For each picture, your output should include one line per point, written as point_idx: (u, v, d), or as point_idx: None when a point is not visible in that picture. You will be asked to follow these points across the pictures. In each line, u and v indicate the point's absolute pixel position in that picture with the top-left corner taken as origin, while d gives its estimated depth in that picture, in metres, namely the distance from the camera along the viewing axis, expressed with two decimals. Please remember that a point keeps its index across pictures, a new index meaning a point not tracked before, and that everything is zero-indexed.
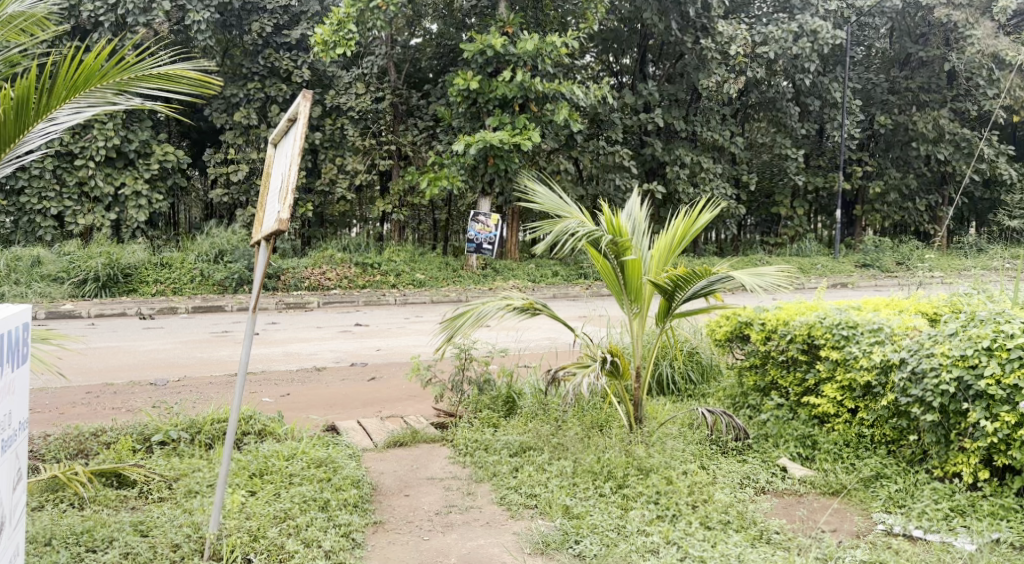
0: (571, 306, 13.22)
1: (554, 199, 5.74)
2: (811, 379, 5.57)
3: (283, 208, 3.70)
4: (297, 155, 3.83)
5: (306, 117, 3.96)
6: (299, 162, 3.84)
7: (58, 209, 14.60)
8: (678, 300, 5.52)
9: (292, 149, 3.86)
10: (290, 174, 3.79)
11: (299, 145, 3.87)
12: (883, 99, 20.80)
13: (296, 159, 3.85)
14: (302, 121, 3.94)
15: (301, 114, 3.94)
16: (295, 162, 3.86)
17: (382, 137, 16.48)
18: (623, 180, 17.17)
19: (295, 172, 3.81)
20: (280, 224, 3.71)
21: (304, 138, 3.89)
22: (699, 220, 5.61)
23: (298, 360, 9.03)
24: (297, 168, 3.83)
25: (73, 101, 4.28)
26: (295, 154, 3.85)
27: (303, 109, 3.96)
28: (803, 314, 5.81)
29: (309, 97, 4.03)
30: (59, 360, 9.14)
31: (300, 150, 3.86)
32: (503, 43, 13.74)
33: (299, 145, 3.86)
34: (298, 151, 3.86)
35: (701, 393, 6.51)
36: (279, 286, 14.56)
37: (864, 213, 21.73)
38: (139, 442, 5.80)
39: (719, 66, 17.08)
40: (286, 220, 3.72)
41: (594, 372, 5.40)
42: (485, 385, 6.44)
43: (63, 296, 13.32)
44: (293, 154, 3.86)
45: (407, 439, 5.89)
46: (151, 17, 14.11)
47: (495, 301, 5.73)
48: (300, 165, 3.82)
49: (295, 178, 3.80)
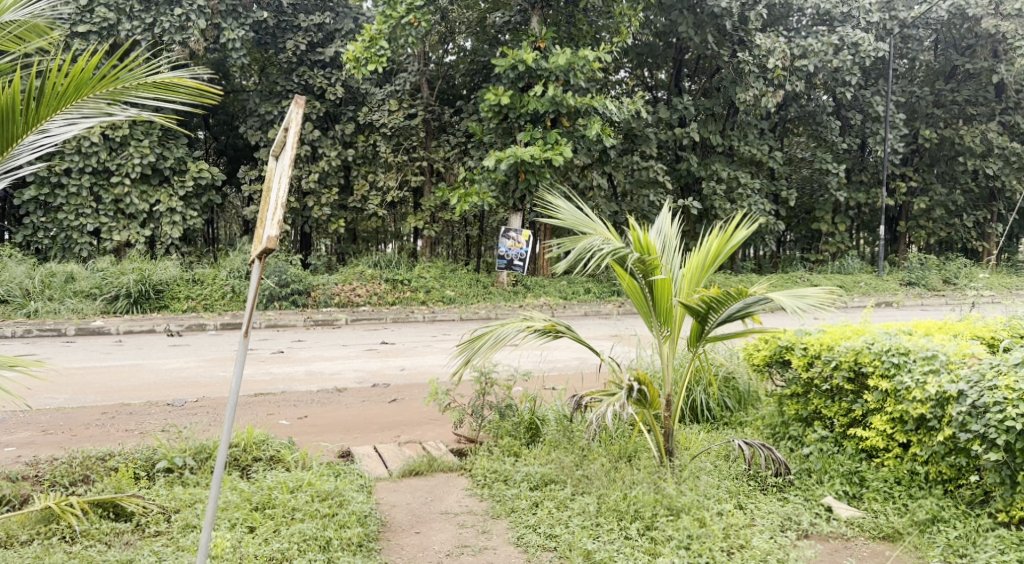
0: (602, 324, 12.83)
1: (578, 214, 5.40)
2: (858, 410, 5.13)
3: (271, 226, 3.66)
4: (286, 169, 3.79)
5: (296, 124, 3.86)
6: (287, 176, 3.80)
7: (94, 225, 14.55)
8: (711, 324, 5.14)
9: (281, 160, 3.81)
10: (278, 190, 3.75)
11: (288, 155, 3.81)
12: (927, 113, 20.11)
13: (282, 173, 3.81)
14: (292, 128, 3.84)
15: (292, 120, 3.84)
16: (284, 175, 3.82)
17: (414, 152, 16.27)
18: (658, 197, 16.81)
19: (282, 187, 3.78)
20: (268, 242, 3.64)
21: (294, 145, 3.84)
22: (735, 236, 5.22)
23: (320, 380, 8.76)
24: (286, 180, 3.80)
25: (65, 112, 4.13)
26: (283, 167, 3.80)
27: (294, 116, 3.85)
28: (850, 338, 5.38)
29: (301, 103, 3.91)
30: (28, 393, 8.26)
31: (289, 160, 3.81)
32: (535, 57, 13.46)
33: (289, 155, 3.81)
34: (287, 163, 3.80)
35: (737, 421, 6.08)
36: (310, 302, 14.40)
37: (908, 229, 21.04)
38: (144, 469, 5.56)
39: (756, 79, 16.59)
40: (273, 238, 3.66)
41: (620, 401, 5.01)
42: (507, 410, 6.08)
43: (95, 313, 13.25)
44: (282, 167, 3.81)
45: (423, 468, 5.56)
46: (188, 35, 14.10)
47: (516, 323, 5.39)
48: (290, 177, 3.78)
49: (284, 193, 3.76)
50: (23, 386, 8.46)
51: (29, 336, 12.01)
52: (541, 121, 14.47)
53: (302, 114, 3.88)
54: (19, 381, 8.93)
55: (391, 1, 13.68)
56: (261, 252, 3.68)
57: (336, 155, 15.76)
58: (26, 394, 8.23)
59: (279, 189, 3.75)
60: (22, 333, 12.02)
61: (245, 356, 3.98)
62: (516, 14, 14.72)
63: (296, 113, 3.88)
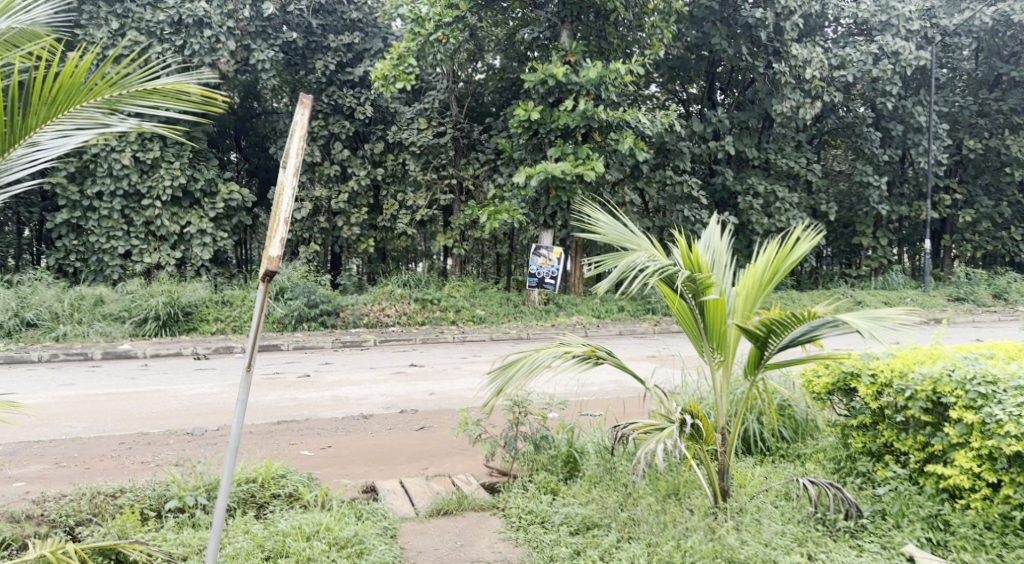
0: (639, 344, 12.30)
1: (619, 228, 4.94)
2: (937, 445, 4.62)
3: (273, 246, 3.48)
4: (291, 174, 3.58)
5: (302, 126, 3.71)
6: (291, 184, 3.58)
7: (124, 248, 14.33)
8: (771, 349, 4.66)
9: (284, 165, 3.61)
10: (281, 202, 3.56)
11: (293, 161, 3.63)
12: (971, 122, 19.37)
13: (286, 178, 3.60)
14: (298, 130, 3.70)
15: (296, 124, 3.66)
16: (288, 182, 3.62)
17: (442, 170, 15.91)
18: (692, 211, 16.26)
19: (286, 198, 3.58)
20: (270, 262, 3.46)
21: (300, 148, 3.67)
22: (797, 249, 4.71)
23: (346, 406, 8.35)
24: (292, 188, 3.58)
25: (56, 122, 3.87)
26: (285, 174, 3.59)
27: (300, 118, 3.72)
28: (925, 363, 4.90)
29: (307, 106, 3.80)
30: (42, 425, 7.86)
31: (293, 167, 3.63)
32: (565, 71, 13.08)
33: (292, 162, 3.62)
34: (290, 169, 3.61)
35: (795, 453, 5.59)
36: (338, 322, 14.09)
37: (953, 243, 20.24)
38: (154, 509, 5.19)
39: (793, 91, 16.07)
40: (276, 259, 3.48)
41: (672, 438, 4.53)
42: (542, 442, 5.61)
43: (123, 336, 12.99)
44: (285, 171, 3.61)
45: (452, 507, 5.11)
46: (218, 57, 13.93)
47: (551, 348, 4.94)
48: (293, 186, 3.57)
49: (288, 208, 3.57)
50: (20, 423, 7.81)
51: (55, 361, 11.79)
52: (571, 135, 14.04)
53: (308, 117, 3.77)
54: (38, 409, 8.63)
55: (419, 18, 13.41)
56: (264, 275, 3.49)
57: (365, 174, 15.48)
58: (45, 424, 7.92)
59: (283, 202, 3.56)
60: (49, 358, 11.81)
61: (250, 386, 3.90)
62: (545, 28, 14.42)
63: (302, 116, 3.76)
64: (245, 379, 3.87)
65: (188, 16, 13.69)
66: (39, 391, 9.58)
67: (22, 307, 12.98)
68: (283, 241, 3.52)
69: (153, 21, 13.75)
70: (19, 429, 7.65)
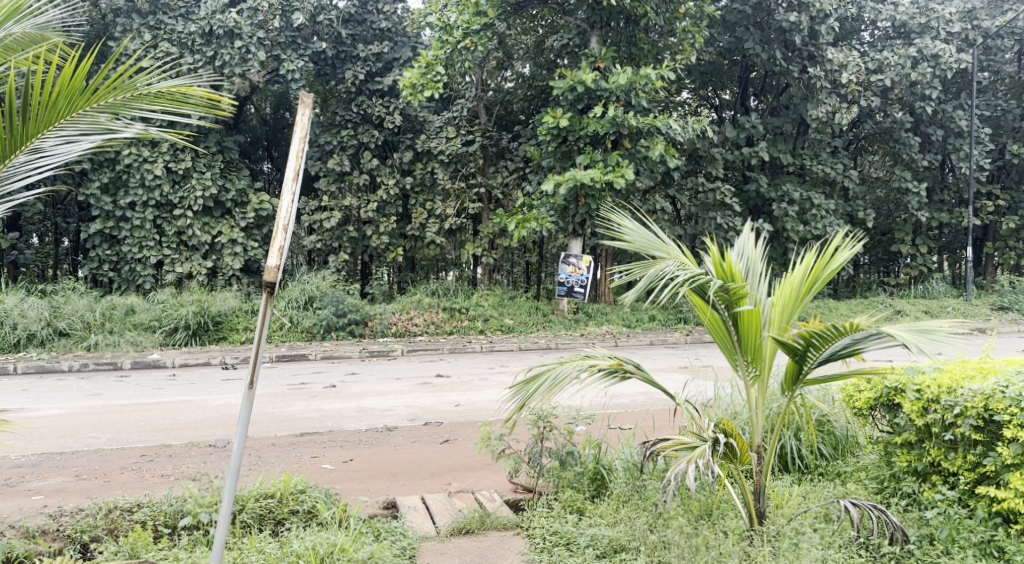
0: (670, 355, 12.01)
1: (646, 236, 4.72)
2: (989, 465, 4.36)
3: (271, 255, 3.55)
4: (290, 181, 3.59)
5: (304, 128, 3.69)
6: (291, 192, 3.59)
7: (156, 257, 14.33)
8: (811, 364, 4.40)
9: (284, 172, 3.62)
10: (282, 210, 3.58)
11: (294, 165, 3.62)
12: (1015, 127, 18.79)
13: (287, 186, 3.61)
14: (300, 132, 3.67)
15: (297, 126, 3.65)
16: (292, 188, 3.63)
17: (471, 179, 15.78)
18: (725, 219, 15.92)
19: (288, 205, 3.59)
20: (268, 274, 3.55)
21: (300, 150, 3.64)
22: (836, 258, 4.46)
23: (370, 418, 8.19)
24: (292, 196, 3.60)
25: (57, 129, 4.00)
26: (285, 181, 3.61)
27: (301, 119, 3.68)
28: (976, 378, 4.64)
29: (308, 105, 3.72)
30: (67, 436, 7.80)
31: (294, 171, 3.62)
32: (595, 78, 12.89)
33: (292, 166, 3.61)
34: (291, 174, 3.62)
35: (835, 471, 5.35)
36: (366, 332, 13.95)
37: (997, 251, 19.61)
38: (168, 525, 5.07)
39: (829, 95, 15.72)
40: (274, 269, 3.56)
41: (704, 458, 4.32)
42: (568, 458, 5.39)
43: (153, 345, 12.97)
44: (286, 178, 3.63)
45: (474, 526, 4.92)
46: (248, 68, 13.94)
47: (576, 361, 4.73)
48: (293, 196, 3.59)
49: (290, 215, 3.58)
50: (44, 435, 7.75)
51: (86, 370, 11.80)
52: (601, 143, 13.81)
53: (309, 116, 3.71)
54: (62, 420, 8.57)
55: (447, 26, 13.23)
56: (264, 287, 3.60)
57: (394, 183, 15.36)
58: (70, 435, 7.87)
59: (283, 209, 3.57)
60: (79, 367, 11.82)
61: (252, 405, 3.86)
62: (575, 35, 14.21)
63: (304, 116, 3.71)
64: (245, 397, 3.84)
65: (218, 28, 13.70)
66: (67, 402, 9.54)
67: (55, 316, 12.99)
68: (282, 252, 3.57)
69: (185, 32, 13.79)
70: (43, 441, 7.59)
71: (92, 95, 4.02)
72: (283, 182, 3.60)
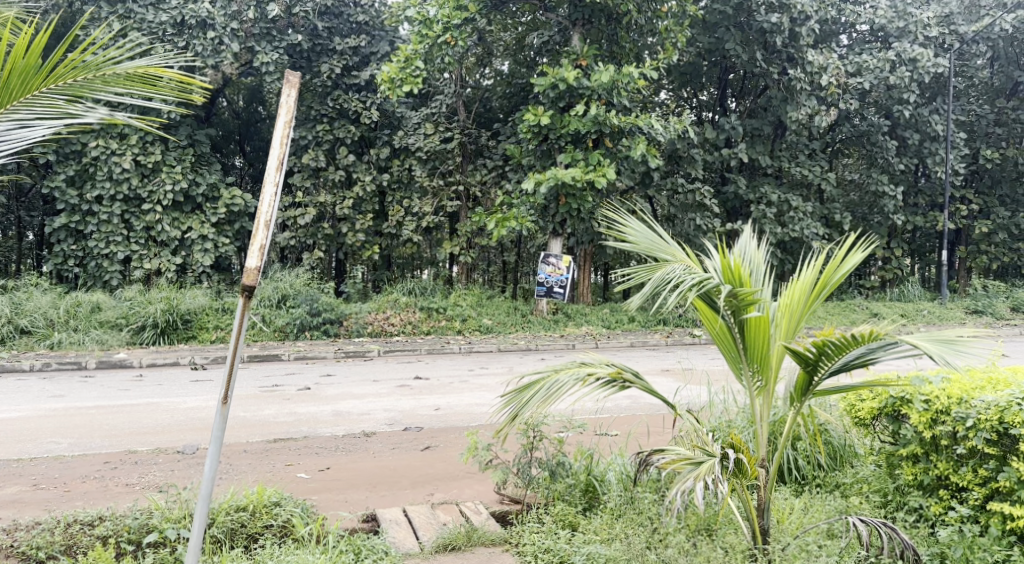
0: (651, 357, 11.80)
1: (650, 236, 4.49)
2: (1003, 480, 4.21)
3: (251, 255, 3.27)
4: (274, 171, 3.32)
5: (289, 110, 3.43)
6: (274, 183, 3.32)
7: (124, 253, 13.84)
8: (821, 375, 4.21)
9: (268, 160, 3.35)
10: (264, 205, 3.31)
11: (277, 153, 3.36)
12: (988, 132, 18.86)
13: (270, 176, 3.34)
14: (284, 115, 3.41)
15: (283, 107, 3.39)
16: (275, 179, 3.35)
17: (450, 177, 15.47)
18: (704, 220, 15.76)
19: (271, 196, 3.32)
20: (247, 274, 3.25)
21: (286, 135, 3.39)
22: (847, 261, 4.25)
23: (346, 422, 7.87)
24: (274, 189, 3.32)
25: (11, 111, 3.80)
26: (269, 171, 3.33)
27: (286, 101, 3.42)
28: (987, 389, 4.48)
29: (294, 85, 3.47)
30: (24, 442, 7.39)
31: (278, 160, 3.35)
32: (576, 76, 12.60)
33: (276, 154, 3.35)
34: (275, 163, 3.35)
35: (834, 483, 5.15)
36: (341, 331, 13.59)
37: (969, 254, 19.68)
38: (132, 543, 4.73)
39: (808, 97, 15.55)
40: (254, 270, 3.28)
41: (712, 476, 4.10)
42: (558, 468, 5.15)
43: (119, 344, 12.50)
44: (269, 167, 3.36)
45: (461, 543, 4.66)
46: (222, 59, 13.51)
47: (573, 369, 4.48)
48: (277, 187, 3.31)
49: (273, 209, 3.31)
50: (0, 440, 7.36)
51: (48, 371, 11.31)
52: (582, 141, 13.56)
53: (296, 97, 3.46)
54: (19, 423, 8.15)
55: (427, 20, 12.94)
56: (243, 289, 3.32)
57: (370, 179, 15.02)
58: (28, 440, 7.46)
59: (266, 203, 3.30)
60: (41, 367, 11.33)
61: (224, 421, 3.70)
62: (556, 33, 13.98)
63: (290, 97, 3.45)
64: (218, 412, 3.68)
65: (190, 18, 13.28)
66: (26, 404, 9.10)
67: (16, 313, 12.52)
68: (263, 251, 3.29)
69: (155, 22, 13.27)
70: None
71: (47, 76, 3.86)
72: (265, 172, 3.33)
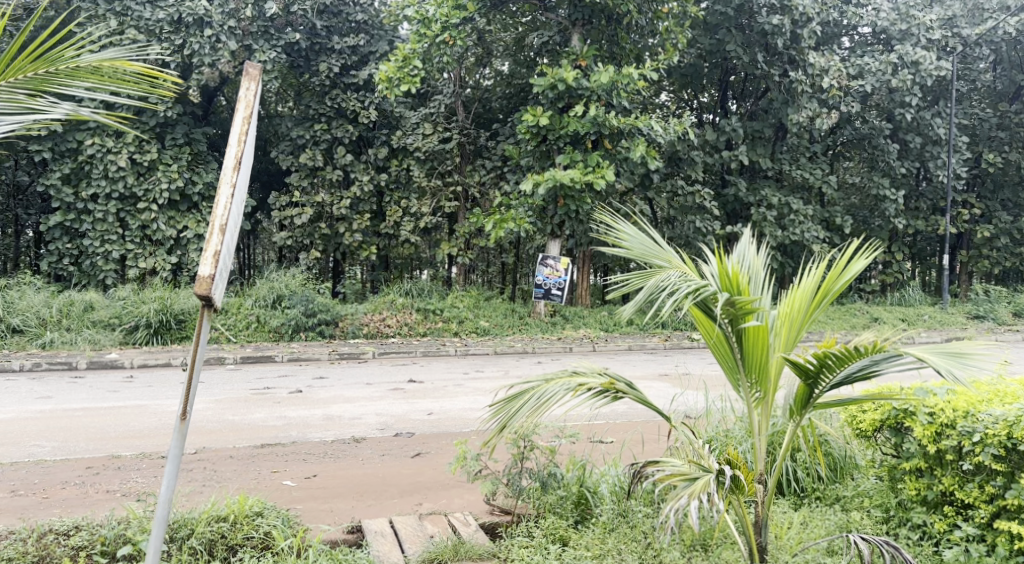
0: (650, 361, 11.63)
1: (644, 242, 4.33)
2: (1010, 498, 4.06)
3: (204, 262, 3.08)
4: (230, 169, 3.16)
5: (248, 105, 3.28)
6: (230, 183, 3.16)
7: (119, 252, 13.67)
8: (822, 387, 4.04)
9: (225, 159, 3.19)
10: (218, 209, 3.14)
11: (234, 151, 3.20)
12: (990, 136, 18.71)
13: (226, 176, 3.17)
14: (242, 110, 3.26)
15: (241, 101, 3.24)
16: (231, 179, 3.18)
17: (448, 177, 15.32)
18: (704, 223, 15.62)
19: (226, 198, 3.16)
20: (200, 283, 3.06)
21: (244, 131, 3.23)
22: (849, 269, 4.08)
23: (336, 427, 7.70)
24: (229, 189, 3.16)
25: None
26: (226, 171, 3.17)
27: (244, 94, 3.27)
28: (995, 402, 4.33)
29: (253, 78, 3.32)
30: (8, 445, 7.23)
31: (235, 159, 3.20)
32: (575, 76, 12.43)
33: (232, 153, 3.18)
34: (233, 162, 3.19)
35: (833, 496, 4.98)
36: (337, 333, 13.40)
37: (971, 259, 19.49)
38: (107, 555, 4.56)
39: (809, 100, 15.36)
40: (207, 279, 3.08)
41: (707, 492, 3.92)
42: (550, 479, 4.99)
43: (112, 344, 12.31)
44: (225, 166, 3.19)
45: (446, 557, 4.47)
46: (218, 58, 13.33)
47: (563, 379, 4.31)
48: (230, 186, 3.15)
49: (227, 212, 3.15)
50: None
51: (38, 371, 11.14)
52: (581, 142, 13.38)
53: (255, 90, 3.31)
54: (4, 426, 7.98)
55: (425, 19, 12.75)
56: (200, 300, 3.13)
57: (368, 179, 14.82)
58: (12, 443, 7.29)
59: (221, 205, 3.14)
60: (31, 367, 11.16)
61: (184, 436, 3.51)
62: (556, 33, 13.74)
63: (249, 91, 3.31)
64: (177, 428, 3.50)
65: (187, 15, 13.12)
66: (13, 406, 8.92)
67: (8, 312, 12.40)
68: (217, 257, 3.11)
69: (152, 19, 13.14)
70: None
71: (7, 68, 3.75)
72: (221, 172, 3.16)
